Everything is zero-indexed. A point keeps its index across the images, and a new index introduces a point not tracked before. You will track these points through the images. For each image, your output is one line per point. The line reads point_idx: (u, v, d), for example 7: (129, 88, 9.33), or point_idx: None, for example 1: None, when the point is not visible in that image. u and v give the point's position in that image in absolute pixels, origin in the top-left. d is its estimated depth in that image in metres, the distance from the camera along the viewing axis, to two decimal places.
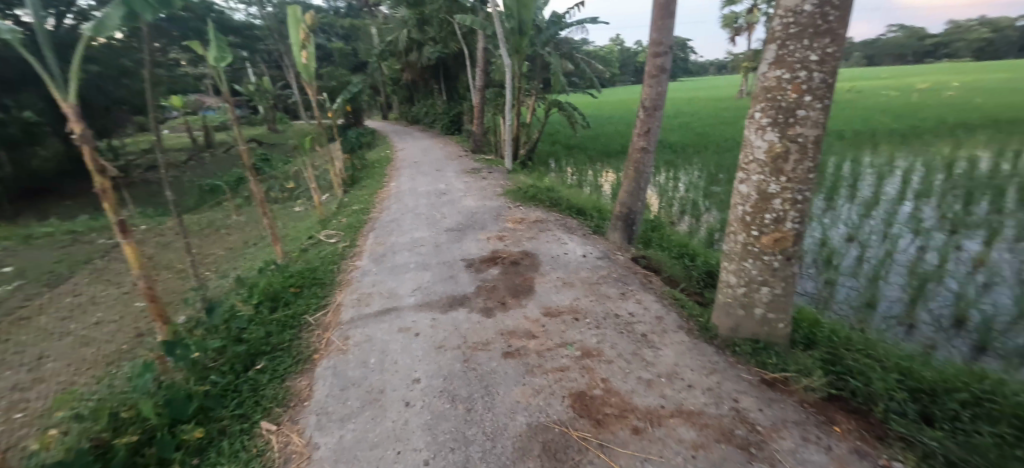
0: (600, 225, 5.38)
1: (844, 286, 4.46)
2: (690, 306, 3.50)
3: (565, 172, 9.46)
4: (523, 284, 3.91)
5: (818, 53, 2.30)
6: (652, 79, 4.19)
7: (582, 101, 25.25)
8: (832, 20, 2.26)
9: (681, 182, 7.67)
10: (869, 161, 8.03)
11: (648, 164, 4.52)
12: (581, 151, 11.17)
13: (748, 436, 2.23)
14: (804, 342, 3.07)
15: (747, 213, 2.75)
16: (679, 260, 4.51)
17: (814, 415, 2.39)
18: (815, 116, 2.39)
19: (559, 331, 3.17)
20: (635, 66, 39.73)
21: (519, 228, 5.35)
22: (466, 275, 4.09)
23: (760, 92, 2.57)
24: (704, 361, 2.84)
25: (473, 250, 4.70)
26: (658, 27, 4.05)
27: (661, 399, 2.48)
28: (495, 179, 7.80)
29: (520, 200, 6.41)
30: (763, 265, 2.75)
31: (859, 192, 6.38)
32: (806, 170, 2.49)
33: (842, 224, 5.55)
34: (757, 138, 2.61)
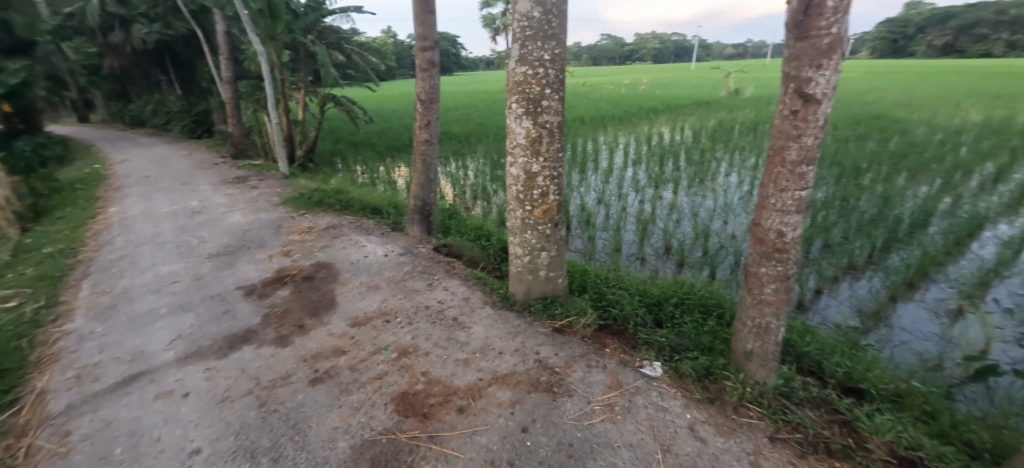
0: (398, 221, 5.30)
1: (600, 239, 5.61)
2: (491, 282, 3.83)
3: (353, 171, 8.90)
4: (321, 299, 3.55)
5: (549, 53, 2.76)
6: (423, 73, 4.27)
7: (361, 96, 24.01)
8: (554, 26, 2.74)
9: (469, 170, 8.19)
10: (602, 140, 10.21)
11: (434, 156, 4.61)
12: (367, 147, 10.67)
13: (550, 379, 2.62)
14: (578, 289, 3.77)
15: (520, 191, 3.13)
16: (477, 242, 4.85)
17: (592, 346, 3.00)
18: (555, 105, 2.89)
19: (371, 338, 3.02)
20: (408, 60, 39.93)
21: (307, 239, 4.79)
22: (246, 305, 3.44)
23: (512, 86, 2.92)
24: (508, 327, 3.17)
25: (252, 274, 3.99)
26: (421, 22, 4.12)
27: (478, 373, 2.67)
28: (269, 187, 6.75)
29: (304, 207, 5.73)
30: (539, 234, 3.22)
31: (600, 164, 8.06)
32: (556, 149, 3.01)
33: (592, 190, 6.93)
34: (517, 125, 2.98)
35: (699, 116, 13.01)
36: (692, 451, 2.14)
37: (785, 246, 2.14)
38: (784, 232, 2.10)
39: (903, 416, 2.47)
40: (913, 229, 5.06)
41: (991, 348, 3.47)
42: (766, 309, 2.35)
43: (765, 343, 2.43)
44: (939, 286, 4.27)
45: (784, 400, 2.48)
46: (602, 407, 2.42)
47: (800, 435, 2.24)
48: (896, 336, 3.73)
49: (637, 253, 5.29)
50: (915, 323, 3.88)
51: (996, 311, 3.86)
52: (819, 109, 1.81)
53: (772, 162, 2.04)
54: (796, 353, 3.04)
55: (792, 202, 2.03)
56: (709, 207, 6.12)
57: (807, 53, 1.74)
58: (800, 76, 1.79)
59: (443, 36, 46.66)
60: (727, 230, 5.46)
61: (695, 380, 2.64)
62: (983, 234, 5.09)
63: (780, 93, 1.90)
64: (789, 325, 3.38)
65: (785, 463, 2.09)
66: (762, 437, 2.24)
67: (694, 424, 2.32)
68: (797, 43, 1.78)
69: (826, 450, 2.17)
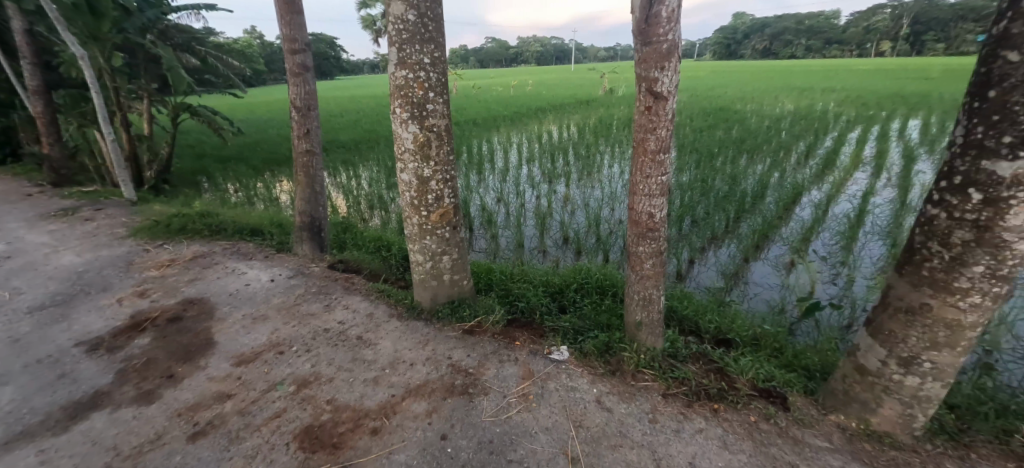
0: (284, 240, 4.82)
1: (502, 237, 5.73)
2: (394, 293, 3.69)
3: (224, 191, 7.87)
4: (195, 341, 3.08)
5: (429, 56, 2.75)
6: (296, 78, 3.93)
7: (224, 104, 21.26)
8: (431, 30, 2.72)
9: (361, 178, 7.78)
10: (496, 140, 10.44)
11: (319, 167, 4.30)
12: (238, 162, 9.51)
13: (465, 382, 2.63)
14: (484, 288, 3.83)
15: (414, 197, 3.07)
16: (377, 254, 4.63)
17: (502, 341, 3.07)
18: (440, 109, 2.88)
19: (262, 375, 2.71)
20: (279, 64, 36.45)
21: (169, 273, 4.12)
22: (91, 364, 2.85)
23: (394, 90, 2.84)
24: (417, 337, 3.10)
25: (96, 324, 3.31)
26: (286, 22, 3.77)
27: (389, 390, 2.56)
28: (110, 217, 5.65)
29: (162, 236, 4.91)
30: (438, 238, 3.20)
31: (496, 164, 8.23)
32: (446, 153, 3.01)
33: (490, 190, 7.06)
34: (403, 130, 2.90)
35: (582, 113, 14.01)
36: (601, 422, 2.33)
37: (656, 226, 2.42)
38: (654, 213, 2.38)
39: (760, 355, 2.97)
40: (755, 200, 6.07)
41: (815, 289, 4.33)
42: (648, 283, 2.64)
43: (651, 313, 2.73)
44: (776, 245, 5.20)
45: (671, 360, 2.82)
46: (517, 399, 2.50)
47: (686, 388, 2.57)
48: (750, 291, 4.46)
49: (538, 246, 5.53)
50: (763, 278, 4.67)
51: (815, 260, 4.82)
52: (666, 105, 2.08)
53: (638, 153, 2.28)
54: (677, 317, 3.47)
55: (657, 187, 2.30)
56: (598, 197, 6.64)
57: (652, 56, 1.99)
58: (649, 76, 2.03)
59: (317, 38, 43.43)
60: (614, 216, 5.97)
61: (598, 356, 2.86)
62: (802, 199, 6.32)
63: (636, 92, 2.14)
64: (671, 294, 3.83)
65: (676, 414, 2.39)
66: (657, 396, 2.52)
67: (600, 397, 2.51)
68: (643, 47, 2.02)
69: (707, 396, 2.52)
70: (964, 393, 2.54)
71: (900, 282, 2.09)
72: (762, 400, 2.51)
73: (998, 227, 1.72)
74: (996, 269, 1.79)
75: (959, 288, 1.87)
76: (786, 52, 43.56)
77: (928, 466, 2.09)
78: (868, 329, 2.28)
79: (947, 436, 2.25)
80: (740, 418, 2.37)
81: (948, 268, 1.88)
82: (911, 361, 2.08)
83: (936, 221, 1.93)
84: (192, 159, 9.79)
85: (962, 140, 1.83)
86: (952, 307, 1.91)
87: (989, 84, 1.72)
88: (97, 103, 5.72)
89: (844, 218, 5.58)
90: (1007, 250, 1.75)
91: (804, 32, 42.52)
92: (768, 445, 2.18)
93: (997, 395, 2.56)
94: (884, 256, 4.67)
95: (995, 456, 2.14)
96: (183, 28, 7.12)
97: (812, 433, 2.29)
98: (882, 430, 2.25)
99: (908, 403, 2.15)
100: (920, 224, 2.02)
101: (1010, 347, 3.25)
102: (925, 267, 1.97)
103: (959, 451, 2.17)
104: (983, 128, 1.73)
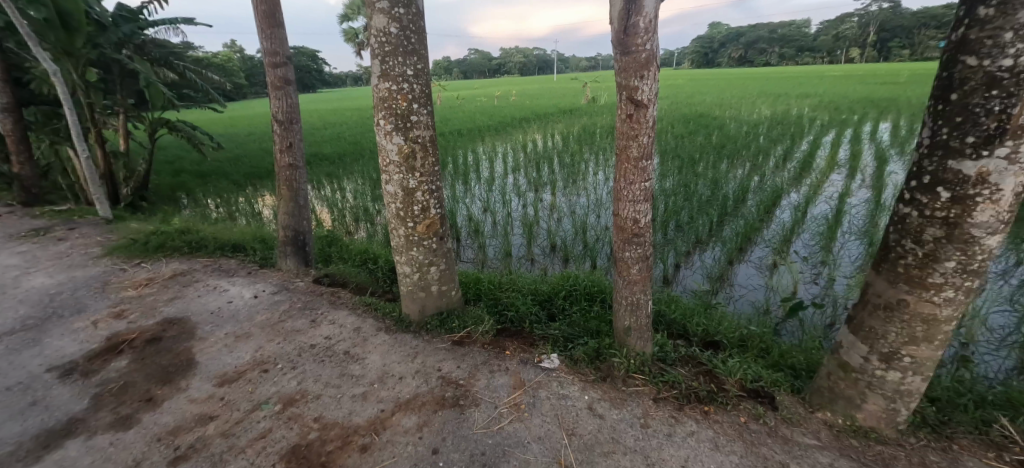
0: (267, 255, 4.73)
1: (490, 246, 5.72)
2: (382, 306, 3.64)
3: (204, 206, 7.71)
4: (174, 362, 2.99)
5: (412, 69, 2.75)
6: (278, 91, 3.89)
7: (204, 119, 20.95)
8: (414, 42, 2.73)
9: (347, 191, 7.71)
10: (481, 150, 10.48)
11: (302, 180, 4.24)
12: (219, 177, 9.35)
13: (456, 394, 2.60)
14: (473, 298, 3.81)
15: (400, 209, 3.05)
16: (364, 267, 4.57)
17: (492, 351, 3.05)
18: (424, 120, 2.89)
19: (246, 394, 2.64)
20: (261, 77, 36.20)
21: (147, 293, 4.01)
22: (64, 390, 2.73)
23: (377, 102, 2.83)
24: (406, 350, 3.06)
25: (70, 348, 3.19)
26: (267, 36, 3.75)
27: (378, 405, 2.52)
28: (84, 236, 5.48)
29: (140, 255, 4.78)
30: (425, 249, 3.18)
31: (481, 174, 8.25)
32: (431, 163, 3.01)
33: (477, 200, 7.07)
34: (387, 142, 2.89)
35: (566, 122, 14.18)
36: (593, 429, 2.32)
37: (641, 231, 2.45)
38: (639, 218, 2.41)
39: (747, 356, 3.01)
40: (736, 204, 6.20)
41: (797, 289, 4.42)
42: (635, 288, 2.66)
43: (639, 318, 2.75)
44: (759, 247, 5.31)
45: (661, 363, 2.84)
46: (508, 409, 2.48)
47: (676, 391, 2.58)
48: (736, 293, 4.53)
49: (526, 255, 5.54)
50: (747, 279, 4.76)
51: (797, 260, 4.94)
52: (647, 112, 2.12)
53: (621, 160, 2.31)
54: (665, 321, 3.50)
55: (640, 193, 2.34)
56: (584, 204, 6.69)
57: (631, 65, 2.03)
58: (630, 85, 2.07)
59: (298, 51, 43.27)
60: (601, 222, 6.02)
61: (588, 363, 2.86)
62: (782, 202, 6.47)
63: (616, 100, 2.18)
64: (658, 298, 3.87)
65: (667, 417, 2.40)
66: (648, 401, 2.53)
67: (592, 404, 2.51)
68: (622, 57, 2.06)
69: (697, 398, 2.54)
70: (943, 386, 2.62)
71: (878, 279, 2.15)
72: (750, 400, 2.54)
73: (967, 224, 1.79)
74: (967, 264, 1.86)
75: (933, 283, 1.93)
76: (761, 60, 44.95)
77: (913, 458, 2.13)
78: (849, 326, 2.33)
79: (930, 428, 2.30)
80: (730, 419, 2.39)
81: (922, 264, 1.94)
82: (891, 356, 2.14)
83: (908, 219, 1.99)
84: (170, 174, 9.59)
85: (929, 141, 1.90)
86: (928, 302, 1.97)
87: (951, 87, 1.79)
88: (70, 120, 5.57)
89: (822, 218, 5.73)
90: (976, 245, 1.82)
91: (777, 41, 44.00)
92: (759, 445, 2.20)
93: (974, 387, 2.64)
94: (863, 254, 4.81)
95: (976, 447, 2.19)
96: (159, 43, 7.01)
97: (800, 431, 2.32)
98: (868, 426, 2.29)
99: (891, 397, 2.20)
100: (894, 223, 2.08)
101: (985, 339, 3.37)
102: (900, 263, 2.03)
103: (942, 443, 2.23)
104: (948, 129, 1.80)
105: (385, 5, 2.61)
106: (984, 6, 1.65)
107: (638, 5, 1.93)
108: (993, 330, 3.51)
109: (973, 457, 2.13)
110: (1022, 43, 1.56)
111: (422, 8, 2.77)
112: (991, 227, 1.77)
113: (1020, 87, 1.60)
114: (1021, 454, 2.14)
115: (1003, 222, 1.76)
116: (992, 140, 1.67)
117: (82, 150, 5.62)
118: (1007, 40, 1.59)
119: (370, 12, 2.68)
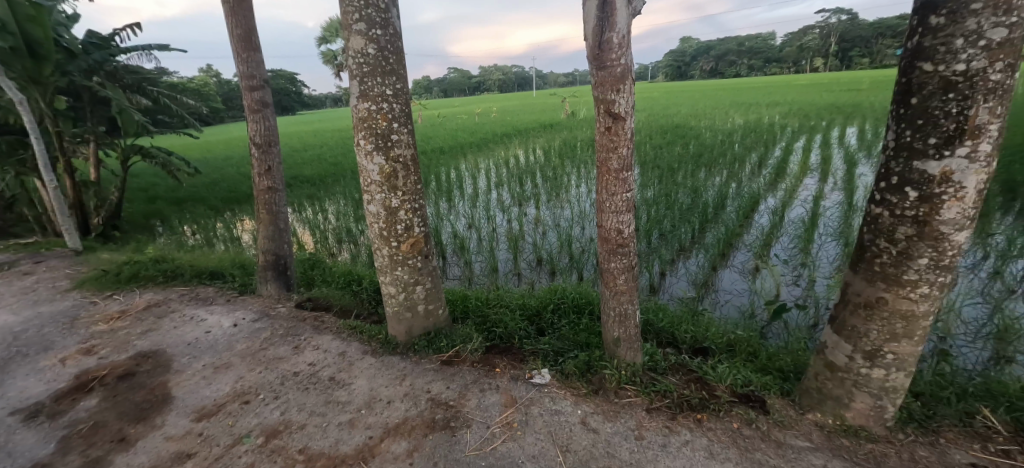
0: (247, 281, 4.61)
1: (476, 262, 5.69)
2: (367, 328, 3.56)
3: (180, 234, 7.51)
4: (149, 399, 2.85)
5: (391, 89, 2.75)
6: (255, 114, 3.84)
7: (178, 145, 20.55)
8: (392, 63, 2.73)
9: (329, 212, 7.60)
10: (465, 167, 10.51)
11: (282, 203, 4.17)
12: (196, 203, 9.14)
13: (446, 415, 2.54)
14: (460, 316, 3.76)
15: (383, 228, 3.01)
16: (348, 289, 4.48)
17: (482, 369, 3.00)
18: (405, 138, 2.88)
19: (226, 428, 2.53)
20: (238, 101, 35.92)
21: (119, 326, 3.84)
22: (28, 434, 2.57)
23: (357, 122, 2.82)
24: (394, 373, 2.99)
25: (35, 389, 3.02)
26: (243, 60, 3.72)
27: (366, 432, 2.44)
28: (52, 269, 5.26)
29: (112, 287, 4.59)
30: (410, 268, 3.14)
31: (465, 190, 8.25)
32: (414, 182, 2.99)
33: (462, 216, 7.05)
34: (368, 162, 2.87)
35: (548, 137, 14.39)
36: (588, 444, 2.29)
37: (625, 241, 2.47)
38: (622, 229, 2.43)
39: (736, 360, 3.03)
40: (717, 210, 6.32)
41: (780, 292, 4.50)
42: (623, 298, 2.66)
43: (628, 328, 2.75)
44: (741, 252, 5.40)
45: (652, 373, 2.84)
46: (501, 428, 2.43)
47: (669, 400, 2.57)
48: (721, 298, 4.58)
49: (512, 270, 5.52)
50: (731, 284, 4.82)
51: (778, 263, 5.04)
52: (625, 124, 2.16)
53: (602, 172, 2.34)
54: (654, 330, 3.50)
55: (623, 204, 2.36)
56: (567, 217, 6.73)
57: (608, 79, 2.07)
58: (607, 99, 2.11)
59: (275, 74, 43.15)
60: (585, 234, 6.07)
61: (579, 376, 2.84)
62: (759, 207, 6.63)
63: (595, 114, 2.21)
64: (646, 308, 3.87)
65: (661, 428, 2.39)
66: (641, 412, 2.51)
67: (585, 418, 2.48)
68: (598, 71, 2.10)
69: (689, 407, 2.53)
70: (925, 380, 2.67)
71: (856, 279, 2.20)
72: (742, 406, 2.54)
73: (935, 221, 1.86)
74: (939, 260, 1.92)
75: (909, 280, 1.98)
76: (732, 71, 46.59)
77: (904, 455, 2.16)
78: (832, 326, 2.37)
79: (917, 423, 2.34)
80: (724, 426, 2.39)
81: (896, 262, 2.00)
82: (875, 354, 2.18)
83: (881, 219, 2.05)
84: (144, 202, 9.33)
85: (894, 144, 1.97)
86: (905, 298, 2.02)
87: (910, 92, 1.87)
88: (37, 150, 5.38)
89: (799, 221, 5.88)
90: (946, 242, 1.88)
91: (745, 53, 45.75)
92: (753, 451, 2.20)
93: (955, 380, 2.71)
94: (840, 255, 4.94)
95: (962, 439, 2.23)
96: (133, 70, 6.86)
97: (792, 434, 2.33)
98: (858, 424, 2.31)
99: (878, 394, 2.23)
100: (867, 223, 2.14)
101: (961, 332, 3.47)
102: (876, 262, 2.08)
103: (929, 437, 2.26)
104: (911, 132, 1.88)
105: (362, 26, 2.62)
106: (935, 15, 1.74)
107: (610, 21, 1.97)
108: (967, 322, 3.62)
109: (960, 450, 2.17)
110: (972, 49, 1.65)
111: (399, 29, 2.79)
112: (957, 223, 1.84)
113: (974, 89, 1.68)
114: (1004, 444, 2.18)
115: (968, 219, 1.84)
116: (953, 140, 1.75)
117: (49, 181, 5.42)
118: (959, 46, 1.68)
119: (347, 34, 2.68)
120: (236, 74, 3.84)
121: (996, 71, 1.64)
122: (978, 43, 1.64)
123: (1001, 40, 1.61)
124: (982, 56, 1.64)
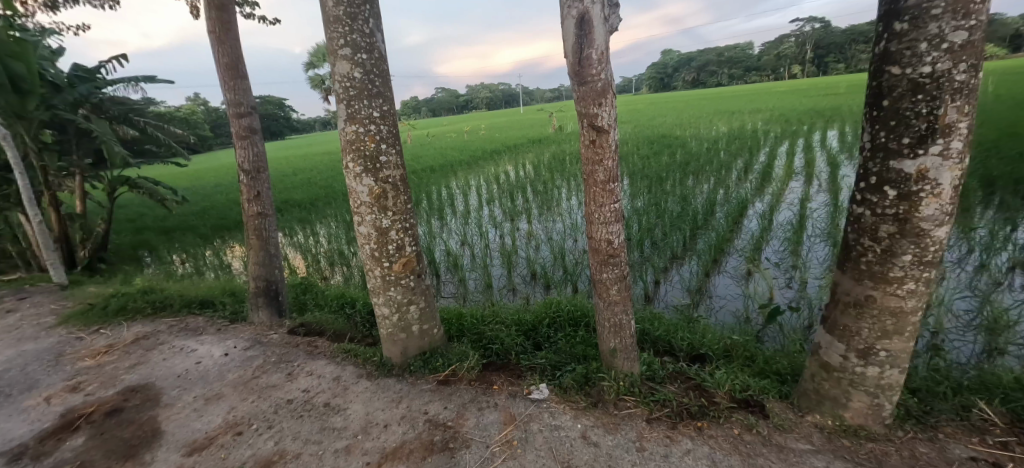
0: (237, 309, 4.53)
1: (470, 279, 5.66)
2: (361, 351, 3.50)
3: (170, 263, 7.42)
4: (137, 435, 2.78)
5: (379, 111, 2.78)
6: (243, 141, 3.84)
7: (168, 173, 20.51)
8: (378, 85, 2.76)
9: (321, 235, 7.55)
10: (456, 185, 10.57)
11: (272, 228, 4.13)
12: (185, 232, 9.05)
13: (445, 437, 2.50)
14: (456, 334, 3.72)
15: (374, 249, 3.00)
16: (342, 312, 4.43)
17: (480, 387, 2.97)
18: (394, 159, 2.89)
19: (218, 462, 2.46)
20: (225, 127, 36.00)
21: (106, 361, 3.75)
22: None
23: (346, 145, 2.83)
24: (390, 395, 2.94)
25: (18, 430, 2.92)
26: (231, 87, 3.74)
27: (363, 458, 2.39)
28: (36, 305, 5.14)
29: (98, 322, 4.48)
30: (403, 288, 3.12)
31: (456, 208, 8.26)
32: (404, 201, 3.00)
33: (454, 234, 7.05)
34: (357, 184, 2.87)
35: (537, 151, 14.60)
36: (589, 459, 2.26)
37: (616, 252, 2.48)
38: (612, 239, 2.44)
39: (734, 366, 3.02)
40: (707, 217, 6.37)
41: (773, 295, 4.53)
42: (617, 308, 2.66)
43: (623, 338, 2.74)
44: (732, 257, 5.45)
45: (650, 382, 2.82)
46: (500, 447, 2.39)
47: (668, 409, 2.56)
48: (716, 304, 4.60)
49: (507, 285, 5.50)
50: (725, 289, 4.85)
51: (770, 266, 5.09)
52: (609, 137, 2.20)
53: (589, 184, 2.36)
54: (651, 339, 3.50)
55: (611, 214, 2.38)
56: (560, 230, 6.78)
57: (589, 94, 2.11)
58: (589, 112, 2.15)
59: (263, 101, 43.47)
60: (578, 246, 6.11)
61: (578, 389, 2.81)
62: (748, 212, 6.72)
63: (579, 127, 2.25)
64: (641, 317, 3.86)
65: (663, 438, 2.37)
66: (641, 423, 2.49)
67: (585, 432, 2.46)
68: (580, 87, 2.14)
69: (689, 415, 2.52)
70: (921, 376, 2.69)
71: (844, 278, 2.23)
72: (742, 411, 2.54)
73: (916, 218, 1.90)
74: (923, 256, 1.95)
75: (895, 277, 2.02)
76: (713, 82, 47.77)
77: (904, 452, 2.16)
78: (824, 326, 2.39)
79: (915, 419, 2.35)
80: (724, 432, 2.38)
81: (881, 260, 2.03)
82: (868, 352, 2.19)
83: (863, 219, 2.09)
84: (132, 233, 9.22)
85: (870, 145, 2.02)
86: (893, 295, 2.04)
87: (881, 95, 1.93)
88: (21, 185, 5.29)
89: (788, 225, 5.96)
90: (928, 238, 1.92)
91: (725, 62, 47.05)
92: (754, 456, 2.20)
93: (950, 374, 2.73)
94: (829, 256, 5.01)
95: (960, 433, 2.25)
96: (120, 101, 6.86)
97: (793, 437, 2.32)
98: (857, 424, 2.31)
99: (874, 393, 2.24)
100: (851, 223, 2.18)
101: (953, 326, 3.53)
102: (862, 261, 2.11)
103: (928, 433, 2.27)
104: (885, 133, 1.93)
105: (348, 51, 2.66)
106: (898, 21, 1.81)
107: (588, 39, 2.03)
108: (958, 316, 3.66)
109: (960, 444, 2.17)
110: (936, 51, 1.72)
111: (385, 52, 2.83)
112: (938, 220, 1.88)
113: (942, 89, 1.74)
114: (1002, 436, 2.20)
115: (947, 214, 1.88)
116: (925, 139, 1.81)
117: (35, 216, 5.32)
118: (923, 49, 1.74)
119: (334, 59, 2.72)
120: (223, 102, 3.85)
121: (960, 72, 1.71)
122: (941, 46, 1.71)
123: (962, 43, 1.68)
124: (947, 58, 1.71)
